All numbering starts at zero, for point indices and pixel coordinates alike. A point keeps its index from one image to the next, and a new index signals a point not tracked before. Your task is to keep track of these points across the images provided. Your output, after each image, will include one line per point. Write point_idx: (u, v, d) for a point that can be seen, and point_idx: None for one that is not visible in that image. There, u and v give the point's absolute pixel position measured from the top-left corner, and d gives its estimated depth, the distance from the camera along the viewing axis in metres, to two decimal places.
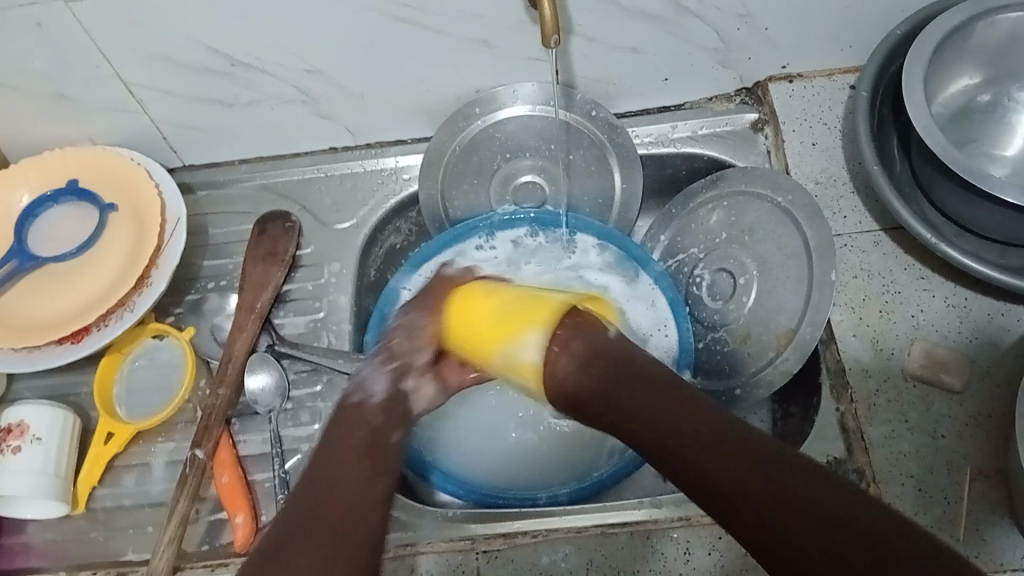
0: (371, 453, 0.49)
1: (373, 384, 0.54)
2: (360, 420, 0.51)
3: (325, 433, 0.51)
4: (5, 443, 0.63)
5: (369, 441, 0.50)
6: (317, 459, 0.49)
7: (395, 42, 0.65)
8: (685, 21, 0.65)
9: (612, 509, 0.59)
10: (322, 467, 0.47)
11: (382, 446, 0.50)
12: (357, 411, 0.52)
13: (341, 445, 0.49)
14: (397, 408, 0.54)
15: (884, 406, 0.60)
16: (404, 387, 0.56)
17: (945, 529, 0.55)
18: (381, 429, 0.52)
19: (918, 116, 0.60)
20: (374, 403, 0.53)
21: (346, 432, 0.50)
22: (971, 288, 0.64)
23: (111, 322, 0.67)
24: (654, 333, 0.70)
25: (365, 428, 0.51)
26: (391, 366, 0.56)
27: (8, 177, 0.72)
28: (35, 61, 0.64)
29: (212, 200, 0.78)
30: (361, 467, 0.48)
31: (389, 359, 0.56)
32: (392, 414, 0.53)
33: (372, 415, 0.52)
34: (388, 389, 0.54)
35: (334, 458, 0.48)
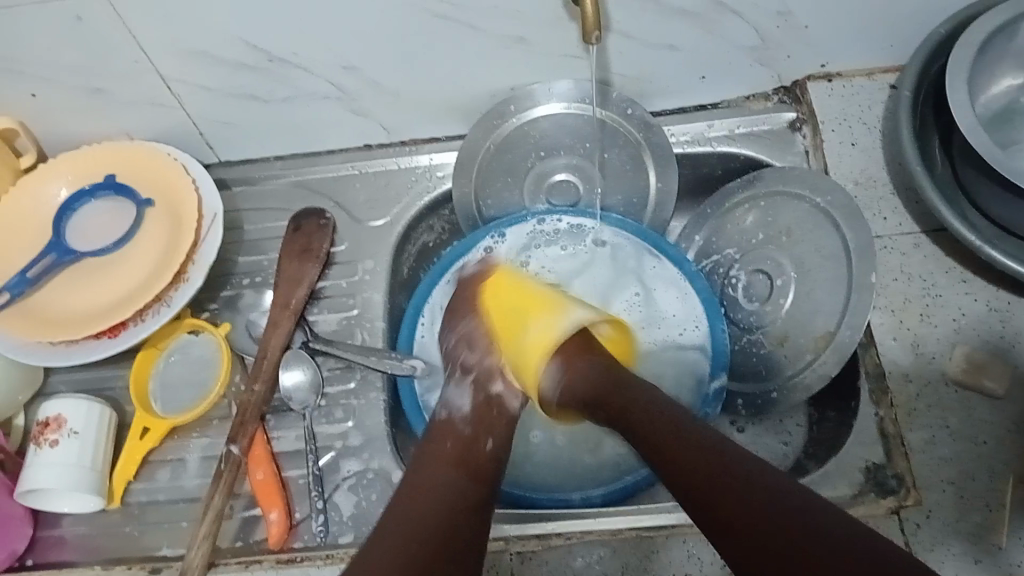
0: (463, 459, 0.53)
1: (458, 400, 0.59)
2: (449, 432, 0.56)
3: (421, 443, 0.56)
4: (42, 437, 0.63)
5: (460, 448, 0.54)
6: (416, 463, 0.54)
7: (431, 39, 0.65)
8: (723, 19, 0.65)
9: (647, 513, 0.58)
10: (421, 472, 0.52)
11: (474, 454, 0.54)
12: (449, 424, 0.57)
13: (436, 454, 0.54)
14: (490, 412, 0.58)
15: (924, 412, 0.59)
16: (491, 393, 0.59)
17: (986, 537, 0.54)
18: (475, 437, 0.56)
19: (962, 116, 0.59)
20: (463, 415, 0.58)
21: (441, 442, 0.55)
22: (1014, 292, 0.63)
23: (148, 317, 0.67)
24: (682, 328, 0.69)
25: (456, 440, 0.55)
26: (470, 377, 0.60)
27: (46, 171, 0.73)
28: (74, 56, 0.64)
29: (246, 196, 0.78)
30: (452, 470, 0.52)
31: (466, 373, 0.60)
32: (486, 422, 0.57)
33: (461, 426, 0.56)
34: (474, 400, 0.59)
35: (429, 466, 0.53)
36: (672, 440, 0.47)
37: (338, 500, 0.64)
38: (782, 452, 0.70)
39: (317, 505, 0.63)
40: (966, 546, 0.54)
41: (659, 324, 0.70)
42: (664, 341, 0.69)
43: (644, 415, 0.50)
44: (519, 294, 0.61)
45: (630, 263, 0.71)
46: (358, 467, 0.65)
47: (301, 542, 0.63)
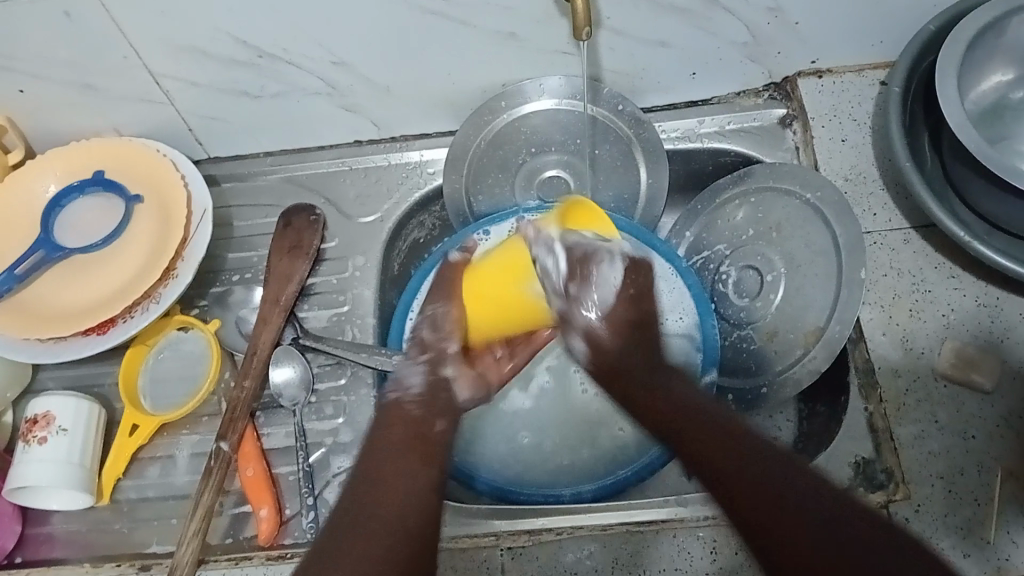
0: (414, 441, 0.54)
1: (409, 378, 0.59)
2: (401, 414, 0.56)
3: (372, 426, 0.56)
4: (31, 434, 0.63)
5: (414, 430, 0.55)
6: (366, 449, 0.54)
7: (421, 35, 0.65)
8: (714, 15, 0.65)
9: (637, 508, 0.58)
10: (373, 461, 0.53)
11: (425, 437, 0.55)
12: (398, 406, 0.57)
13: (386, 439, 0.54)
14: (439, 396, 0.58)
15: (914, 406, 0.59)
16: (441, 375, 0.59)
17: (974, 531, 0.54)
18: (424, 418, 0.56)
19: (951, 113, 0.59)
20: (414, 397, 0.57)
21: (390, 429, 0.55)
22: (1003, 287, 0.63)
23: (137, 314, 0.67)
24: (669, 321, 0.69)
25: (409, 425, 0.55)
26: (426, 357, 0.60)
27: (35, 167, 0.72)
28: (62, 51, 0.64)
29: (236, 192, 0.78)
30: (406, 457, 0.53)
31: (422, 352, 0.60)
32: (438, 404, 0.57)
33: (412, 408, 0.57)
34: (426, 380, 0.59)
35: (383, 457, 0.53)
36: (696, 434, 0.52)
37: (328, 497, 0.64)
38: None
39: (308, 502, 0.63)
40: (955, 541, 0.54)
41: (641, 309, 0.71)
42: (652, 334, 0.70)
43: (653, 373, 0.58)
44: (486, 276, 0.61)
45: None
46: (349, 464, 0.65)
47: (292, 538, 0.63)
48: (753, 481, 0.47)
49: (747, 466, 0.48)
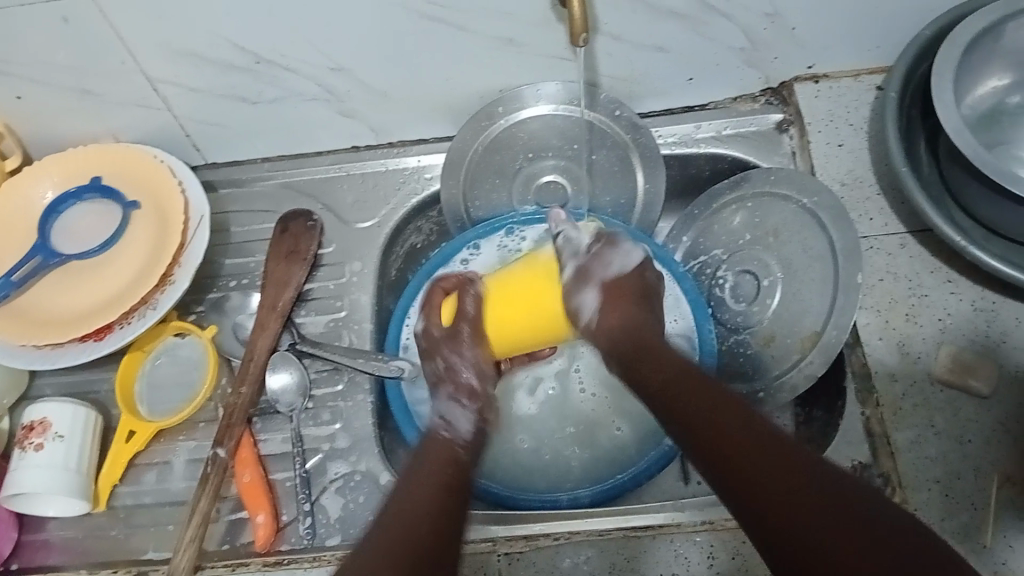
0: (442, 480, 0.54)
1: (459, 422, 0.59)
2: (446, 452, 0.56)
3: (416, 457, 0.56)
4: (27, 440, 0.63)
5: (443, 466, 0.55)
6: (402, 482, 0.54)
7: (419, 41, 0.65)
8: (711, 20, 0.65)
9: (635, 513, 0.58)
10: (402, 493, 0.53)
11: (462, 477, 0.55)
12: (445, 442, 0.57)
13: (415, 472, 0.54)
14: (483, 439, 0.59)
15: (911, 411, 0.59)
16: (486, 418, 0.60)
17: (972, 536, 0.54)
18: (455, 455, 0.56)
19: (948, 117, 0.59)
20: (464, 441, 0.58)
21: (437, 466, 0.55)
22: (1000, 292, 0.63)
23: (133, 320, 0.67)
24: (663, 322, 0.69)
25: (445, 461, 0.55)
26: (476, 405, 0.60)
27: (33, 173, 0.72)
28: (61, 57, 0.64)
29: (233, 198, 0.78)
30: (433, 490, 0.52)
31: (472, 399, 0.60)
32: (473, 446, 0.58)
33: (459, 449, 0.57)
34: (473, 425, 0.59)
35: (411, 488, 0.53)
36: (699, 415, 0.50)
37: (325, 503, 0.64)
38: None
39: (305, 508, 0.63)
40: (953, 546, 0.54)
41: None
42: None
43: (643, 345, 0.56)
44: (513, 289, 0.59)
45: None
46: (346, 469, 0.65)
47: (288, 544, 0.63)
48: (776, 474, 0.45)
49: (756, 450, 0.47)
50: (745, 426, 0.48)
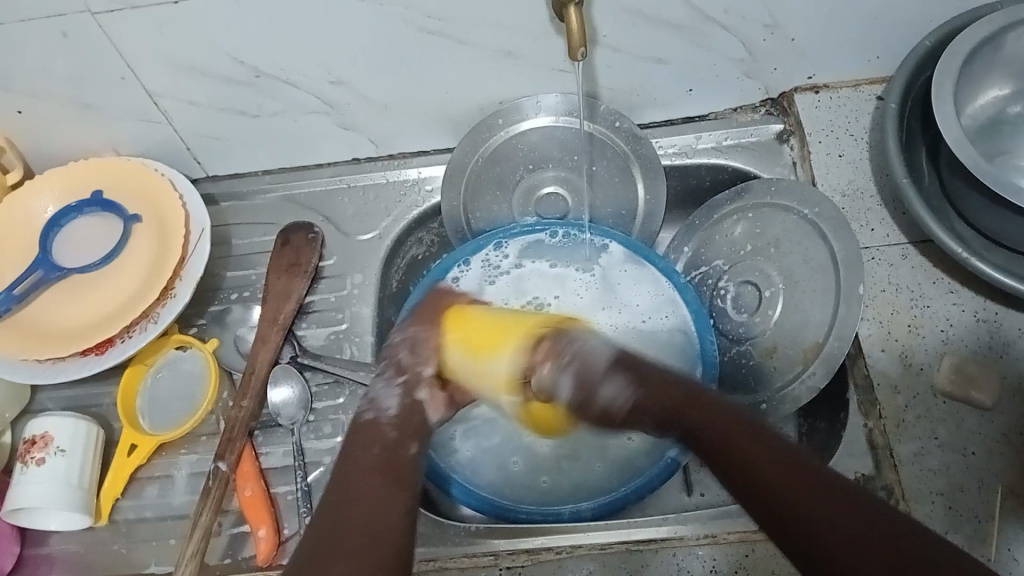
0: (388, 469, 0.51)
1: (385, 401, 0.56)
2: (374, 436, 0.53)
3: (342, 451, 0.53)
4: (29, 455, 0.63)
5: (388, 456, 0.52)
6: (339, 472, 0.51)
7: (419, 54, 0.65)
8: (711, 32, 0.65)
9: (637, 525, 0.58)
10: (347, 481, 0.50)
11: (399, 460, 0.52)
12: (373, 429, 0.54)
13: (360, 462, 0.51)
14: (414, 420, 0.56)
15: (913, 423, 0.59)
16: (416, 398, 0.57)
17: (976, 548, 0.54)
18: (400, 442, 0.54)
19: (948, 129, 0.59)
20: (390, 418, 0.55)
21: (366, 449, 0.52)
22: (1002, 303, 0.63)
23: (135, 333, 0.67)
24: (652, 318, 0.70)
25: (381, 444, 0.53)
26: (402, 379, 0.58)
27: (33, 187, 0.72)
28: (62, 72, 0.64)
29: (234, 211, 0.78)
30: (382, 481, 0.50)
31: (398, 373, 0.58)
32: (408, 428, 0.55)
33: (387, 429, 0.54)
34: (401, 404, 0.56)
35: (357, 479, 0.50)
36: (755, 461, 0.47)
37: None
38: None
39: (306, 522, 0.63)
40: None
41: (624, 311, 0.71)
42: (641, 327, 0.70)
43: (727, 436, 0.49)
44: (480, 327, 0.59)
45: (616, 273, 0.72)
46: None
47: (290, 559, 0.62)
48: (833, 513, 0.42)
49: (834, 516, 0.42)
50: (824, 485, 0.44)
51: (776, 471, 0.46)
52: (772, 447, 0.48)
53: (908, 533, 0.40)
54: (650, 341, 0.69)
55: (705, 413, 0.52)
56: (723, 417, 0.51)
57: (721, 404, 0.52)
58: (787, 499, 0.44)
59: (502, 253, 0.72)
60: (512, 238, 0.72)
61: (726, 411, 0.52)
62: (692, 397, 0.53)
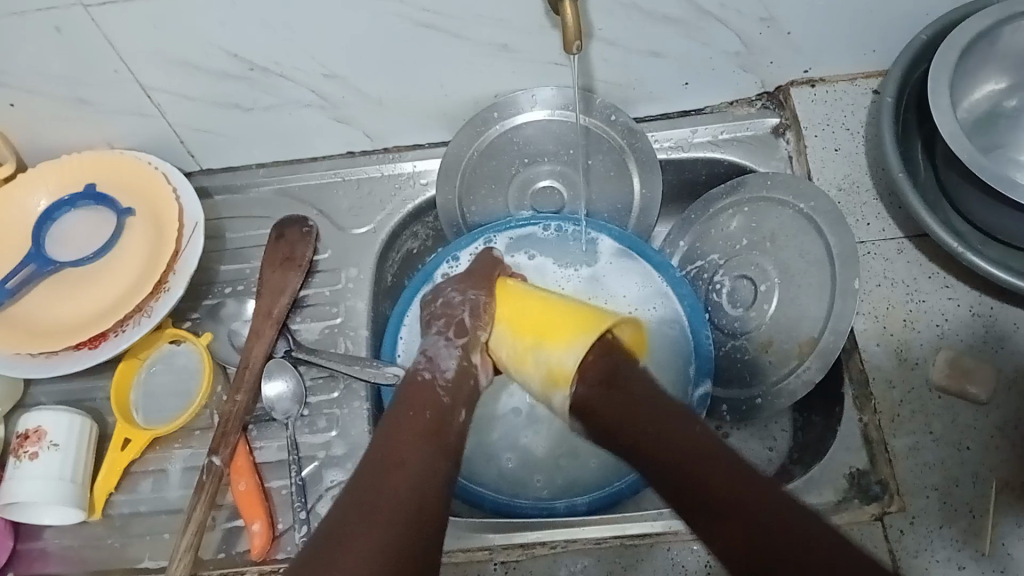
0: (432, 432, 0.52)
1: (443, 361, 0.57)
2: (428, 398, 0.54)
3: (395, 406, 0.54)
4: (22, 449, 0.62)
5: (435, 419, 0.53)
6: (386, 428, 0.52)
7: (414, 47, 0.65)
8: (707, 26, 0.65)
9: (631, 521, 0.58)
10: (394, 439, 0.51)
11: (447, 425, 0.54)
12: (425, 390, 0.55)
13: (408, 423, 0.52)
14: (466, 385, 0.57)
15: (908, 417, 0.59)
16: (471, 360, 0.58)
17: (970, 542, 0.54)
18: (449, 408, 0.55)
19: (944, 124, 0.59)
20: (443, 381, 0.56)
21: (416, 410, 0.53)
22: (997, 297, 0.63)
23: (128, 328, 0.67)
24: (640, 309, 0.70)
25: (431, 407, 0.54)
26: (461, 341, 0.58)
27: (26, 181, 0.72)
28: (54, 66, 0.64)
29: (229, 205, 0.78)
30: (427, 445, 0.51)
31: (460, 334, 0.58)
32: (460, 394, 0.56)
33: (440, 393, 0.55)
34: (458, 366, 0.57)
35: (405, 439, 0.51)
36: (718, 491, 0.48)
37: (322, 511, 0.64)
38: (768, 457, 0.70)
39: (301, 516, 0.62)
40: (950, 552, 0.54)
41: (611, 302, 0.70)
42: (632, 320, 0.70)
43: (686, 445, 0.51)
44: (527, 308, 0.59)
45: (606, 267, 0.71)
46: (342, 477, 0.65)
47: (285, 553, 0.62)
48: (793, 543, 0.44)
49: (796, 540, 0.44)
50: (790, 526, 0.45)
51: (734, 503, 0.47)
52: (712, 453, 0.50)
53: (827, 534, 0.45)
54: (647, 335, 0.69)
55: (657, 419, 0.53)
56: (692, 451, 0.51)
57: (685, 416, 0.54)
58: (715, 498, 0.48)
59: (490, 248, 0.72)
60: (507, 232, 0.72)
61: (686, 425, 0.53)
62: (652, 396, 0.55)
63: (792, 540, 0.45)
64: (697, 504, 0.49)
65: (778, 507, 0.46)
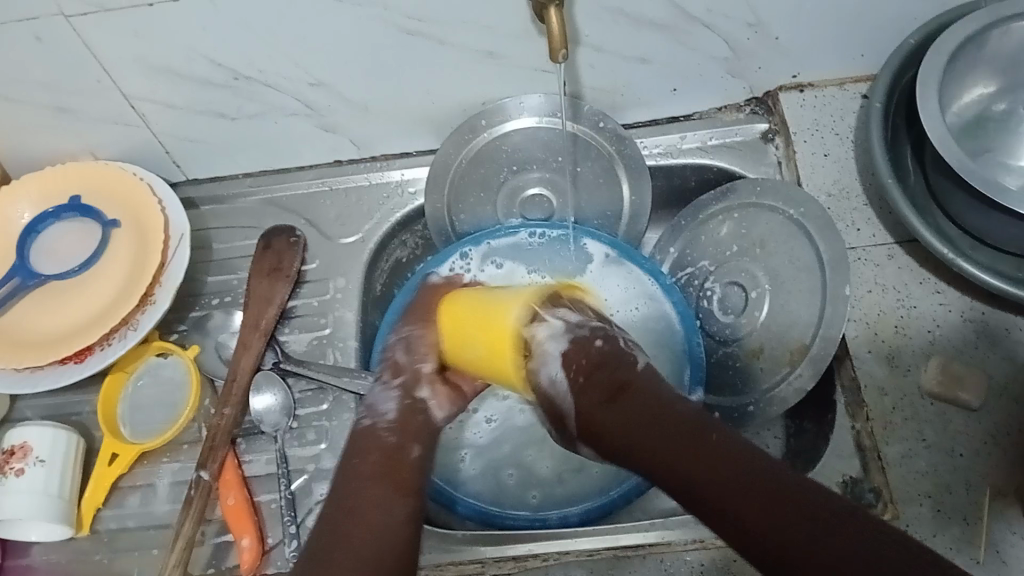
0: (387, 476, 0.52)
1: (383, 404, 0.57)
2: (373, 444, 0.54)
3: (343, 460, 0.54)
4: (8, 466, 0.61)
5: (386, 460, 0.53)
6: (339, 481, 0.52)
7: (399, 55, 0.64)
8: (694, 31, 0.64)
9: (624, 531, 0.58)
10: (343, 494, 0.51)
11: (399, 463, 0.53)
12: (371, 435, 0.55)
13: (358, 471, 0.52)
14: (415, 420, 0.56)
15: (900, 424, 0.58)
16: (415, 398, 0.57)
17: (964, 550, 0.54)
18: (400, 446, 0.54)
19: (933, 129, 0.58)
20: (389, 424, 0.55)
21: (363, 457, 0.53)
22: (987, 302, 0.62)
23: (114, 341, 0.66)
24: (621, 311, 0.70)
25: (380, 450, 0.53)
26: (399, 381, 0.58)
27: (8, 193, 0.71)
28: (36, 76, 0.63)
29: (215, 215, 0.77)
30: (380, 491, 0.51)
31: (396, 375, 0.58)
32: (411, 429, 0.55)
33: (385, 435, 0.55)
34: (400, 405, 0.57)
35: (353, 491, 0.51)
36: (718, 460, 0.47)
37: (312, 525, 0.63)
38: None
39: (291, 530, 0.62)
40: (944, 559, 0.54)
41: None
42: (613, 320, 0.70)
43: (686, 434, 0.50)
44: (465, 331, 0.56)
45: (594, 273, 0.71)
46: None
47: (275, 568, 0.62)
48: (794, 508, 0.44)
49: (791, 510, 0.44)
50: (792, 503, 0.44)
51: (725, 479, 0.46)
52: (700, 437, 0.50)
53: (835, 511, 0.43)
54: (630, 337, 0.69)
55: (644, 408, 0.53)
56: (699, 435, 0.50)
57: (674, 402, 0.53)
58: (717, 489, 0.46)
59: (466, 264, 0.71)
60: (498, 239, 0.71)
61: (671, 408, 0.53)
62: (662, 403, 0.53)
63: (793, 518, 0.43)
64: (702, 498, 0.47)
65: (755, 481, 0.46)
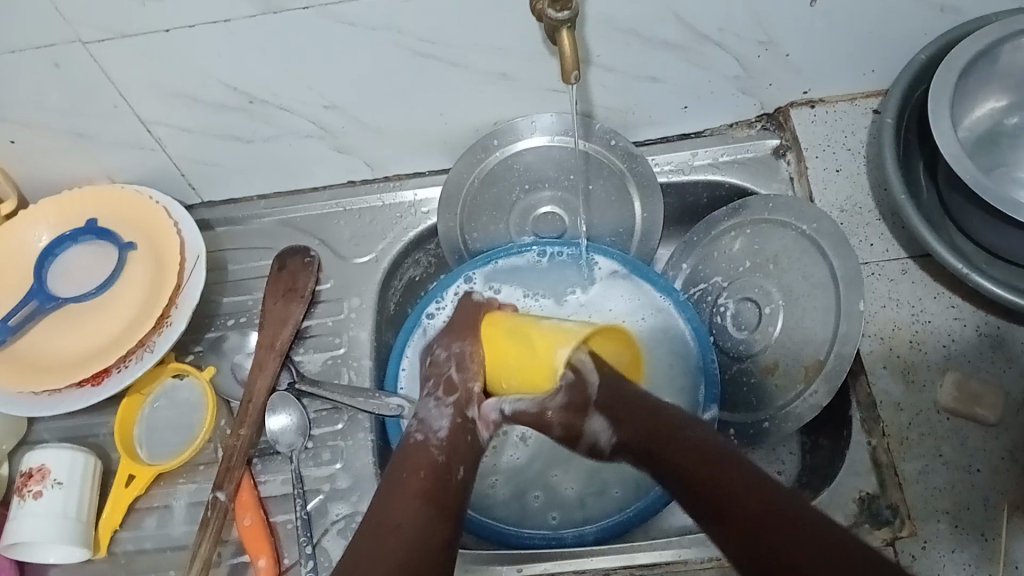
0: (431, 494, 0.51)
1: (436, 421, 0.57)
2: (423, 461, 0.54)
3: (391, 473, 0.53)
4: (26, 488, 0.62)
5: (433, 480, 0.52)
6: (383, 494, 0.52)
7: (412, 77, 0.65)
8: (704, 49, 0.65)
9: (640, 549, 0.57)
10: (386, 504, 0.50)
11: (444, 486, 0.53)
12: (421, 449, 0.54)
13: (402, 486, 0.52)
14: (462, 441, 0.56)
15: (917, 441, 0.58)
16: (466, 417, 0.58)
17: (983, 567, 0.53)
18: (448, 466, 0.54)
19: (947, 144, 0.58)
20: (439, 440, 0.55)
21: (410, 473, 0.53)
22: (1003, 317, 0.62)
23: (131, 363, 0.66)
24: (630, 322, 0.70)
25: (428, 468, 0.53)
26: (452, 400, 0.58)
27: (26, 217, 0.72)
28: (53, 102, 0.64)
29: (229, 236, 0.78)
30: (424, 508, 0.50)
31: (447, 395, 0.58)
32: (458, 452, 0.55)
33: (436, 453, 0.54)
34: (451, 423, 0.57)
35: (397, 502, 0.50)
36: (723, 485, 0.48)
37: (327, 545, 0.63)
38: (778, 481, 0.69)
39: (307, 551, 0.61)
40: None
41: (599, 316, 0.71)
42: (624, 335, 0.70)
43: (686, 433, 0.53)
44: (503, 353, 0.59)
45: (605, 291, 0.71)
46: (348, 510, 0.65)
47: None
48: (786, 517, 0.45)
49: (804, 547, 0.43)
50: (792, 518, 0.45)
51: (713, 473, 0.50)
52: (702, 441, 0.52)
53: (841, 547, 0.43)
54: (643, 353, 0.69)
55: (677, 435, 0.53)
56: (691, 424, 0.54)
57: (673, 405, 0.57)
58: (743, 515, 0.46)
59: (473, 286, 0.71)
60: (508, 258, 0.72)
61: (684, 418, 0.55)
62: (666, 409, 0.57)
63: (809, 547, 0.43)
64: (725, 521, 0.47)
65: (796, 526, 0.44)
